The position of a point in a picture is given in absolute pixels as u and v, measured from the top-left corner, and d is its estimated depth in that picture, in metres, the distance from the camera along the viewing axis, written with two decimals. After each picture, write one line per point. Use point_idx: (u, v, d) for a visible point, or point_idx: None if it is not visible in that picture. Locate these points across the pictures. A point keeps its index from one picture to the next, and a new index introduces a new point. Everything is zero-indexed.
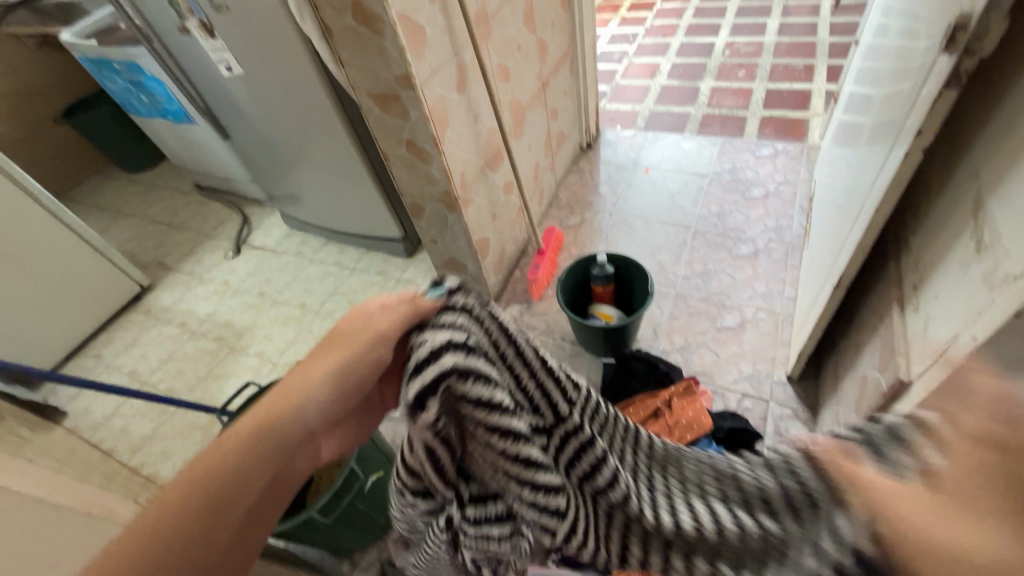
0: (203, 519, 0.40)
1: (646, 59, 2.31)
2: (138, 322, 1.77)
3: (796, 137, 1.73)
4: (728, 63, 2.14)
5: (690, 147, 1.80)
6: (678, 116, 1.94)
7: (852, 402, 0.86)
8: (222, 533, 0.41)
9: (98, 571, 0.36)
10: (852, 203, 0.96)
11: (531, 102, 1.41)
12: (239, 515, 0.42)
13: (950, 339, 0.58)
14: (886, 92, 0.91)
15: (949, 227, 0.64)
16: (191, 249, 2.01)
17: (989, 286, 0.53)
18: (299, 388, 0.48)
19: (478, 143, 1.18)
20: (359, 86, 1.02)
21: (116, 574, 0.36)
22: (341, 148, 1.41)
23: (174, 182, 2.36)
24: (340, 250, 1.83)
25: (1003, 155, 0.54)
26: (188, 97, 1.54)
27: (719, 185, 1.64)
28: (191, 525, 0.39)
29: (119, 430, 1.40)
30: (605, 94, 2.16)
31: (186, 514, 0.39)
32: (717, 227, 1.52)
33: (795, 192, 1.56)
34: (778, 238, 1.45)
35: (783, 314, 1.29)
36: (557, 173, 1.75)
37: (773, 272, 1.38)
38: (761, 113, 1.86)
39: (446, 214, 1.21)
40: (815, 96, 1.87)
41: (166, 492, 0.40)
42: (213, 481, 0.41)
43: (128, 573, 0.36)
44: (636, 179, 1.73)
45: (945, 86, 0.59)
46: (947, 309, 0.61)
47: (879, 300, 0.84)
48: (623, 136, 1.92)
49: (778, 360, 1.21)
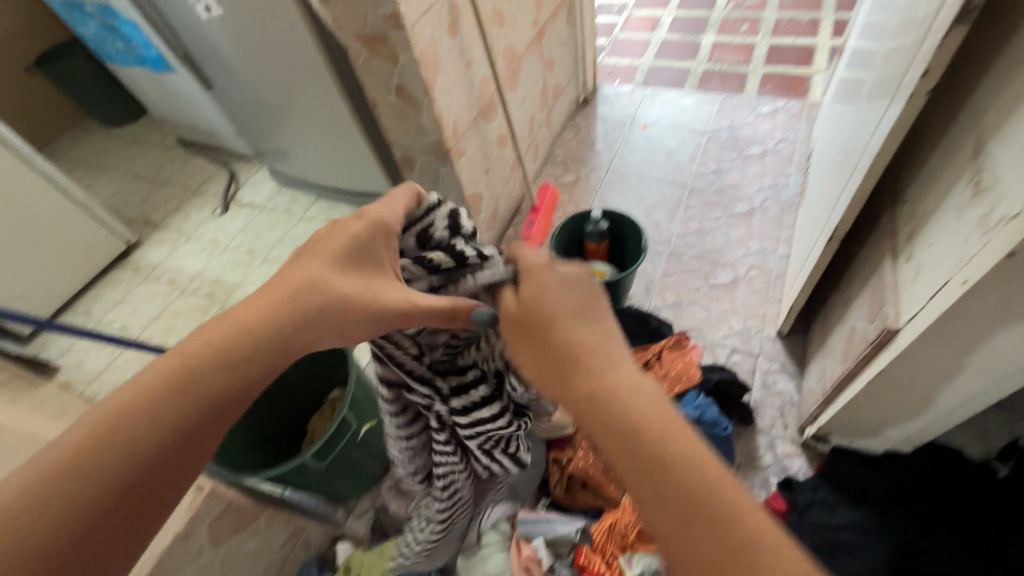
0: (178, 409, 0.42)
1: (646, 12, 2.22)
2: (127, 278, 1.75)
3: (797, 94, 1.69)
4: (732, 16, 2.07)
5: (689, 103, 1.76)
6: (677, 72, 1.88)
7: (839, 354, 0.88)
8: (191, 423, 0.42)
9: (85, 439, 0.39)
10: (850, 156, 0.95)
11: (526, 51, 1.36)
12: (216, 410, 0.44)
13: (941, 284, 0.58)
14: (891, 39, 0.88)
15: (947, 173, 0.64)
16: (177, 205, 1.97)
17: (983, 228, 0.52)
18: (306, 305, 0.51)
19: (470, 92, 1.14)
20: (345, 27, 0.97)
21: (99, 446, 0.39)
22: (329, 98, 1.37)
23: (158, 136, 2.29)
24: (330, 207, 1.80)
25: (1008, 94, 0.53)
26: (166, 42, 1.47)
27: (717, 142, 1.61)
28: (168, 414, 0.41)
29: (112, 384, 1.41)
30: (604, 48, 2.09)
31: (164, 404, 0.41)
32: (714, 185, 1.50)
33: (794, 150, 1.54)
34: (774, 196, 1.44)
35: (776, 272, 1.29)
36: (553, 129, 1.70)
37: (767, 230, 1.37)
38: (763, 68, 1.81)
39: (438, 167, 1.19)
40: (818, 51, 1.82)
41: (148, 380, 0.42)
42: (194, 380, 0.43)
43: (105, 446, 0.39)
44: (632, 136, 1.70)
45: (955, 22, 0.57)
46: (939, 255, 0.60)
47: (871, 253, 0.84)
48: (621, 91, 1.87)
49: (769, 316, 1.22)
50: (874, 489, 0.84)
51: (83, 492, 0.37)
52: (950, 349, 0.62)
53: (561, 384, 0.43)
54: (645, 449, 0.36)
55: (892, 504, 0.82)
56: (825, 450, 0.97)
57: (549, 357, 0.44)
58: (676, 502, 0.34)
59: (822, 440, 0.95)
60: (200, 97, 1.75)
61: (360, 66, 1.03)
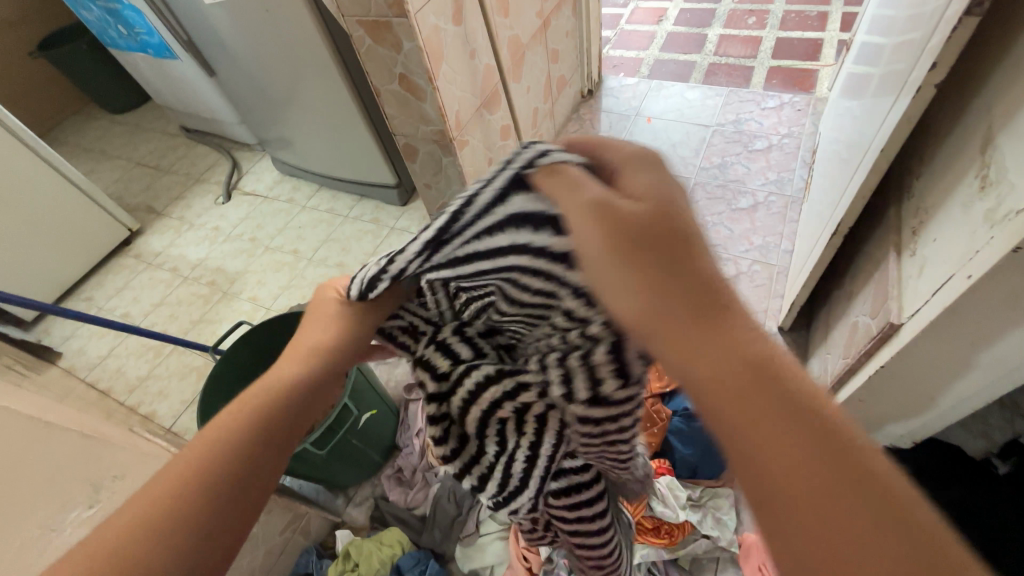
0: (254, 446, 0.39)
1: (653, 4, 2.19)
2: (129, 265, 1.75)
3: (803, 89, 1.67)
4: (739, 9, 2.04)
5: (695, 97, 1.74)
6: (683, 65, 1.87)
7: (841, 348, 0.87)
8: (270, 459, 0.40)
9: (151, 504, 0.35)
10: (855, 150, 0.94)
11: (530, 41, 1.35)
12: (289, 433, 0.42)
13: (945, 278, 0.58)
14: (900, 31, 0.87)
15: (955, 166, 0.63)
16: (179, 193, 1.97)
17: (989, 222, 0.52)
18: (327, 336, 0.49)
19: (474, 81, 1.14)
20: (348, 13, 0.97)
21: (171, 509, 0.35)
22: (332, 86, 1.36)
23: (161, 124, 2.28)
24: (333, 197, 1.79)
25: (1018, 86, 0.52)
26: (168, 28, 1.46)
27: (722, 136, 1.60)
28: (241, 455, 0.38)
29: (114, 370, 1.41)
30: (609, 40, 2.07)
31: (236, 444, 0.39)
32: (718, 178, 1.50)
33: (799, 145, 1.53)
34: (779, 191, 1.43)
35: (778, 267, 1.28)
36: (557, 121, 1.69)
37: (771, 226, 1.36)
38: (770, 62, 1.79)
39: (441, 156, 1.18)
40: (826, 46, 1.80)
41: (206, 429, 0.39)
42: (256, 412, 0.41)
43: (183, 505, 0.35)
44: (637, 129, 1.69)
45: (966, 13, 0.56)
46: (944, 250, 0.60)
47: (876, 247, 0.84)
48: (626, 84, 1.85)
49: (771, 312, 1.21)
50: None
51: (177, 532, 0.34)
52: (954, 345, 0.62)
53: (703, 325, 0.31)
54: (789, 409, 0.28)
55: None
56: None
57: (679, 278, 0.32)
58: (837, 524, 0.26)
59: None
60: (202, 84, 1.74)
61: (363, 53, 1.02)
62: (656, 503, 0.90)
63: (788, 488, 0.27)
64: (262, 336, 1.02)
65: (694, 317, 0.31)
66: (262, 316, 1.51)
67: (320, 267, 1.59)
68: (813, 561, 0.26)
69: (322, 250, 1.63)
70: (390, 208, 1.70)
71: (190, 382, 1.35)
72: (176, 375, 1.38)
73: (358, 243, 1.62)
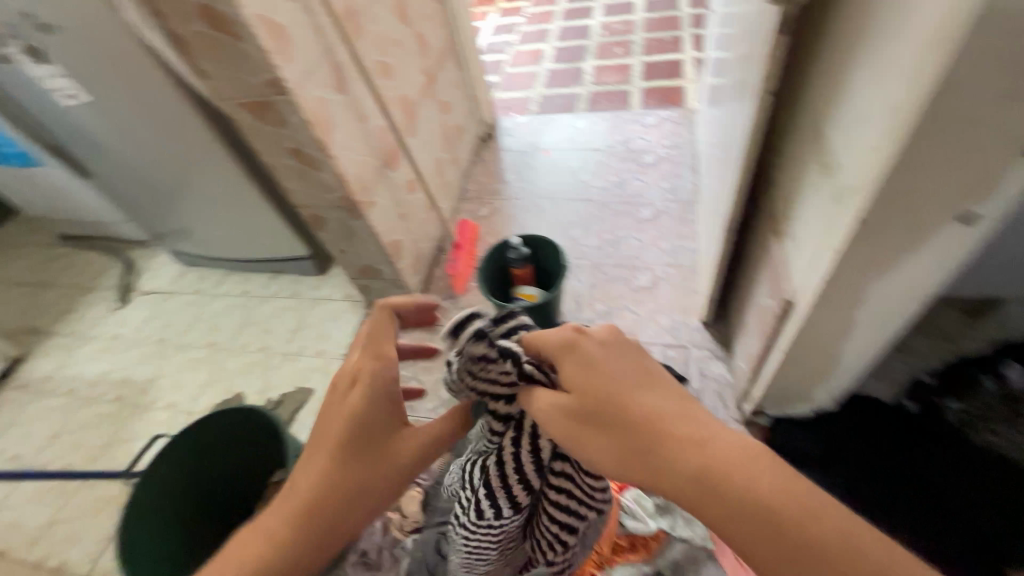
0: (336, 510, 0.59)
1: (529, 46, 2.36)
2: (14, 399, 1.55)
3: (674, 104, 1.86)
4: (606, 42, 2.25)
5: (583, 125, 1.87)
6: (568, 98, 2.01)
7: (755, 331, 0.95)
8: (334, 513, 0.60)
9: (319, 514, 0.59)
10: (727, 152, 1.05)
11: (419, 97, 1.39)
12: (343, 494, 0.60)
13: (817, 254, 0.66)
14: (737, 45, 1.00)
15: (802, 158, 0.72)
16: (66, 306, 1.79)
17: (837, 201, 0.60)
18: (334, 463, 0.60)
19: (371, 143, 1.15)
20: (226, 97, 0.95)
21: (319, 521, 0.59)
22: (221, 168, 1.31)
23: (34, 235, 2.08)
24: (246, 279, 1.71)
25: (831, 87, 0.62)
26: (26, 134, 1.36)
27: (615, 156, 1.72)
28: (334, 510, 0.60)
29: (9, 525, 1.22)
30: (497, 85, 2.19)
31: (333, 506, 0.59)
32: (619, 195, 1.60)
33: (682, 154, 1.68)
34: (674, 197, 1.56)
35: (688, 266, 1.38)
36: (461, 167, 1.75)
37: (674, 229, 1.47)
38: (641, 85, 1.98)
39: (350, 221, 1.17)
40: (685, 64, 2.02)
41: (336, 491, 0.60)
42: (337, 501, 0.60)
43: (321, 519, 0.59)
44: (537, 162, 1.78)
45: (777, 32, 0.66)
46: (811, 229, 0.68)
47: (761, 235, 0.94)
48: (518, 123, 1.96)
49: (691, 308, 1.30)
50: (813, 449, 0.95)
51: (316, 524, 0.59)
52: (836, 311, 0.70)
53: (690, 487, 0.42)
54: (751, 512, 0.39)
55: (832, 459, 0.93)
56: (766, 422, 1.04)
57: (692, 481, 0.42)
58: (733, 503, 0.40)
59: (759, 413, 1.03)
60: (76, 187, 1.62)
61: (250, 134, 1.00)
62: (628, 518, 0.94)
63: (693, 490, 0.42)
64: (179, 452, 0.98)
65: (698, 479, 0.41)
66: (182, 422, 1.39)
67: (241, 355, 1.50)
68: (725, 519, 0.40)
69: (240, 337, 1.55)
70: (307, 279, 1.64)
71: (106, 515, 1.19)
72: (87, 512, 1.21)
73: (278, 322, 1.55)
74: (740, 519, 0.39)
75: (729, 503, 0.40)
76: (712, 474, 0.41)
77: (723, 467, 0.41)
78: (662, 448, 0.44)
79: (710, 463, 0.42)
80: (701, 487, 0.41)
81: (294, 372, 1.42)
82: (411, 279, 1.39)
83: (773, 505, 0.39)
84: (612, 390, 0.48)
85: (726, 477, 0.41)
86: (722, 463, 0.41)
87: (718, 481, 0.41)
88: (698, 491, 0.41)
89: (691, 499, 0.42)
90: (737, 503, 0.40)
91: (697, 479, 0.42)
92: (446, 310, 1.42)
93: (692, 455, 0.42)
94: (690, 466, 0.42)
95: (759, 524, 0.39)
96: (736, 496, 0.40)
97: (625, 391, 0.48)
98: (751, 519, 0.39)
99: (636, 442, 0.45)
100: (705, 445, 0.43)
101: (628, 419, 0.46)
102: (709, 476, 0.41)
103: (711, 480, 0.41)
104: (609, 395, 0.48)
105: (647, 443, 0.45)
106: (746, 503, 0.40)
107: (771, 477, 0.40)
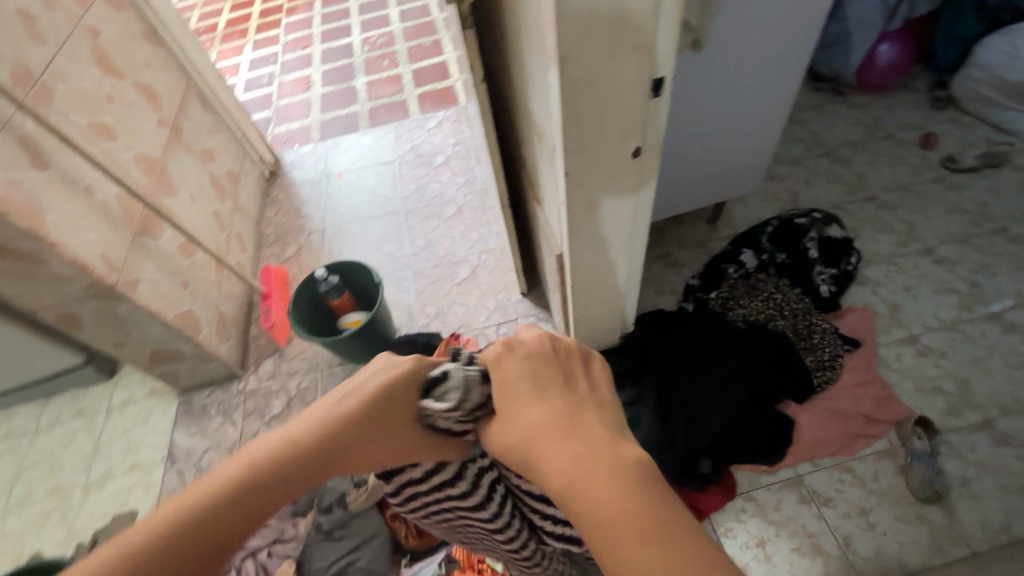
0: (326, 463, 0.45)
1: (295, 74, 2.26)
2: None
3: (449, 104, 1.95)
4: (371, 56, 2.26)
5: (369, 141, 1.87)
6: (347, 118, 1.98)
7: (554, 287, 1.06)
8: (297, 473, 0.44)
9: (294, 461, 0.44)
10: None
11: (165, 152, 1.25)
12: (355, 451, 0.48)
13: (557, 210, 0.77)
14: None
15: (527, 131, 0.82)
16: None
17: (552, 161, 0.70)
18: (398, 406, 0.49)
19: (110, 217, 1.01)
20: None
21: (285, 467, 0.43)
22: None
23: None
24: (7, 417, 1.37)
25: (520, 69, 0.72)
26: None
27: (408, 165, 1.75)
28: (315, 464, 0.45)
29: None
30: (269, 120, 2.06)
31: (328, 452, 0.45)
32: (421, 200, 1.64)
33: (468, 148, 1.78)
34: (471, 189, 1.64)
35: (499, 247, 1.48)
36: (250, 213, 1.62)
37: (478, 218, 1.56)
38: (415, 91, 2.03)
39: (113, 308, 1.02)
40: (450, 65, 2.13)
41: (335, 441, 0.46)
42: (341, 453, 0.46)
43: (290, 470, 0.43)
44: (332, 189, 1.73)
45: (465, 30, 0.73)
46: (549, 189, 0.79)
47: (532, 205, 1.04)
48: (303, 153, 1.87)
49: (511, 284, 1.39)
50: (628, 367, 1.08)
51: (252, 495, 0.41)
52: (593, 253, 0.81)
53: (564, 493, 0.40)
54: (616, 528, 0.36)
55: (642, 370, 1.08)
56: None
57: (566, 486, 0.40)
58: (602, 520, 0.37)
59: None
60: None
61: None
62: None
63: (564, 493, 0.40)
64: None
65: (568, 487, 0.39)
66: None
67: (26, 508, 1.21)
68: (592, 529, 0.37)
69: (18, 488, 1.24)
70: (94, 389, 1.38)
71: None
72: None
73: (69, 451, 1.28)
74: (600, 528, 0.37)
75: (600, 512, 0.37)
76: (580, 485, 0.39)
77: (595, 482, 0.38)
78: (534, 460, 0.43)
79: (583, 469, 0.39)
80: (570, 486, 0.39)
81: (106, 501, 1.19)
82: (221, 347, 1.26)
83: (643, 523, 0.35)
84: (523, 391, 0.46)
85: (597, 489, 0.38)
86: (596, 474, 0.39)
87: (588, 485, 0.38)
88: (576, 501, 0.39)
89: (566, 500, 0.40)
90: (605, 515, 0.37)
91: (574, 485, 0.39)
92: (275, 365, 1.32)
93: (567, 455, 0.41)
94: (565, 470, 0.40)
95: (618, 539, 0.35)
96: (604, 512, 0.37)
97: (526, 394, 0.46)
98: (613, 535, 0.36)
99: (518, 443, 0.44)
100: (587, 451, 0.40)
101: (527, 418, 0.45)
102: (582, 484, 0.39)
103: (586, 489, 0.38)
104: (516, 397, 0.46)
105: (533, 443, 0.43)
106: (613, 519, 0.36)
107: (648, 501, 0.37)
